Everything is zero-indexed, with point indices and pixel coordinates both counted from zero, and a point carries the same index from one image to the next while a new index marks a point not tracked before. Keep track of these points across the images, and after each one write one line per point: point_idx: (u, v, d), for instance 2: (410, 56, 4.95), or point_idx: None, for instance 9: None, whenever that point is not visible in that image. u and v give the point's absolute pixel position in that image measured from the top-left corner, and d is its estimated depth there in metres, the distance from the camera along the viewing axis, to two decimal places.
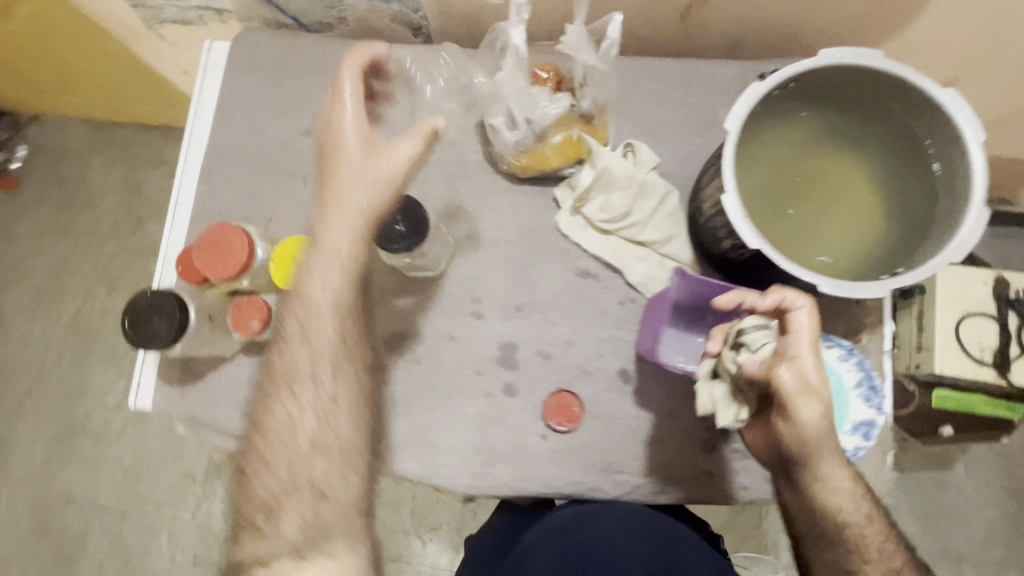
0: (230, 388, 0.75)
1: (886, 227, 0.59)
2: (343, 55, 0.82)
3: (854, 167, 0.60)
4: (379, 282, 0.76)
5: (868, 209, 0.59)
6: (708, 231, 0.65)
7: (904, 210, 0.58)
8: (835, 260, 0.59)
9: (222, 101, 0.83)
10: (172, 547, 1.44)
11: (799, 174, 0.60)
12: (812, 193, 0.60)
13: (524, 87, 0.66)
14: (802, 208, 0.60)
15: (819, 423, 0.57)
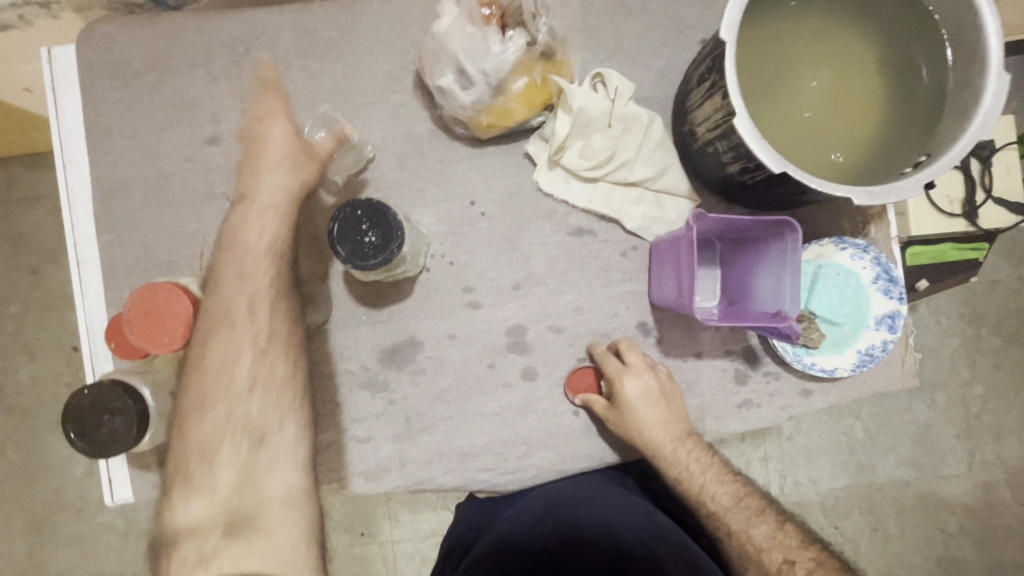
0: None
1: (896, 111, 0.54)
2: (226, 34, 0.66)
3: (853, 53, 0.54)
4: (354, 296, 0.66)
5: (875, 99, 0.54)
6: (706, 156, 0.59)
7: (914, 91, 0.54)
8: (849, 162, 0.54)
9: (95, 125, 0.66)
10: None
11: (799, 69, 0.54)
12: (816, 94, 0.54)
13: (468, 32, 0.56)
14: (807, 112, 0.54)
15: (658, 429, 0.63)
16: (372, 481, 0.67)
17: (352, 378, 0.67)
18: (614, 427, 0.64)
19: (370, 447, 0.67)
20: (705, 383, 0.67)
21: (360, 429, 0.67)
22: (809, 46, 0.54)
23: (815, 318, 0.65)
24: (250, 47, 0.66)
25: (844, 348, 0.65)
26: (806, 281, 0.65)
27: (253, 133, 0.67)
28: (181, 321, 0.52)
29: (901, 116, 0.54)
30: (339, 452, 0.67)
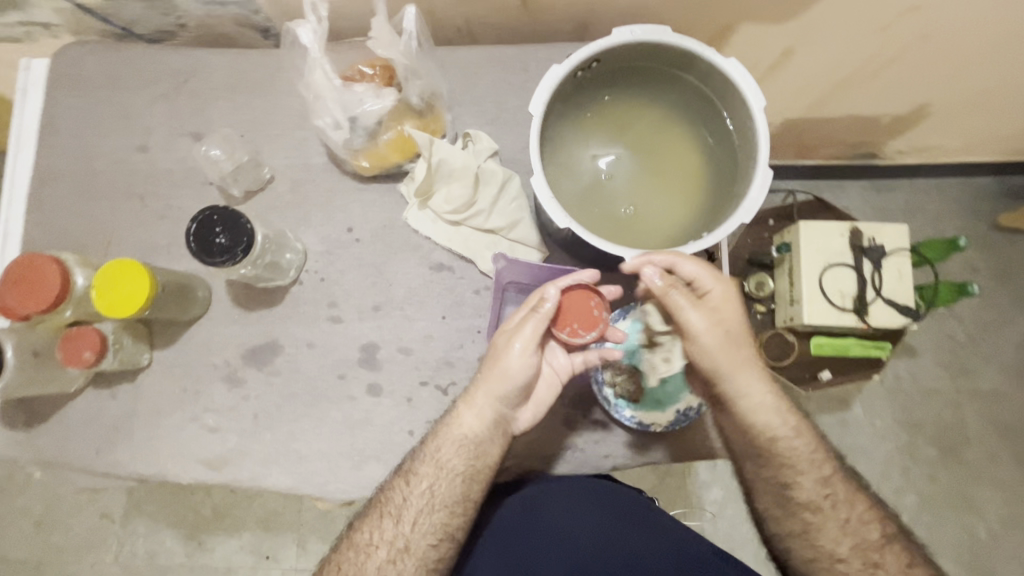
0: (84, 424, 0.72)
1: (689, 193, 0.64)
2: (172, 64, 0.78)
3: (662, 140, 0.65)
4: (231, 297, 0.74)
5: (677, 178, 0.64)
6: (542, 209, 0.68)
7: (707, 178, 0.64)
8: (648, 229, 0.63)
9: (49, 124, 0.78)
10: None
11: (609, 146, 0.64)
12: (618, 167, 0.64)
13: (340, 88, 0.65)
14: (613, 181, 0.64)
15: (716, 332, 0.64)
16: (213, 470, 0.71)
17: (214, 370, 0.73)
18: (699, 342, 0.64)
19: (218, 437, 0.72)
20: (535, 423, 0.71)
21: (211, 419, 0.72)
22: (616, 130, 0.65)
23: (639, 374, 0.72)
24: (188, 76, 0.78)
25: (664, 405, 0.71)
26: (637, 338, 0.71)
27: (175, 146, 0.77)
28: (48, 286, 0.61)
29: (692, 197, 0.64)
30: (188, 438, 0.72)
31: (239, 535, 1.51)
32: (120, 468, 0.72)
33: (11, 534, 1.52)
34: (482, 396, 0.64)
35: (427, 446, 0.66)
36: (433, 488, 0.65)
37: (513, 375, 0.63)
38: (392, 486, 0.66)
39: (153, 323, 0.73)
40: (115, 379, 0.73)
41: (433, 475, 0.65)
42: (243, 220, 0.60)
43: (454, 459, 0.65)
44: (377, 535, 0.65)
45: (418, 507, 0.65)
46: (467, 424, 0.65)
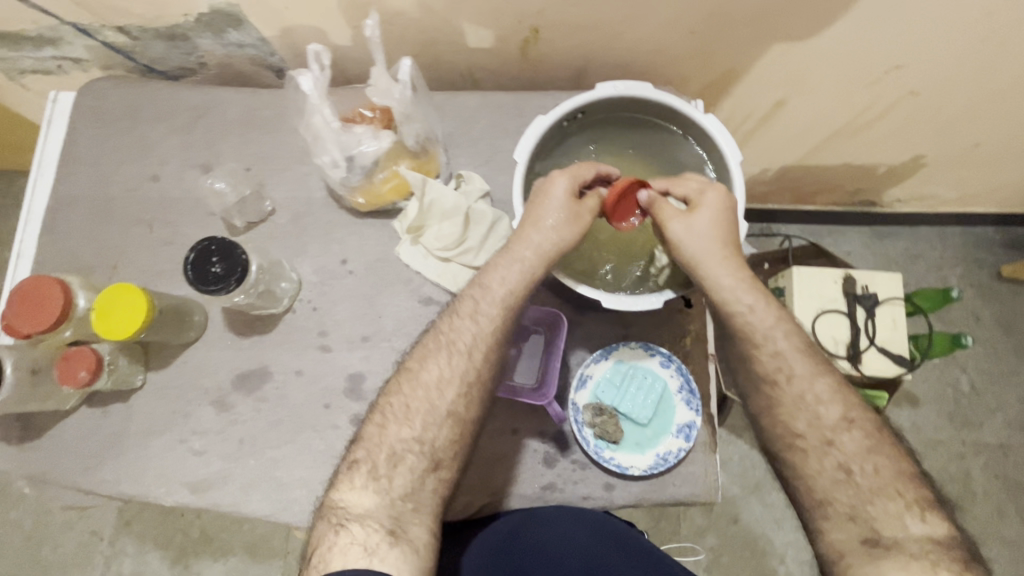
0: (73, 442, 0.74)
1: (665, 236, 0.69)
2: (188, 100, 0.83)
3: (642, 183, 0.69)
4: (226, 323, 0.76)
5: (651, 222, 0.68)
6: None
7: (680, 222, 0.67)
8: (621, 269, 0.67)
9: (69, 152, 0.83)
10: None
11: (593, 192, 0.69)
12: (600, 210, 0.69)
13: (338, 129, 0.69)
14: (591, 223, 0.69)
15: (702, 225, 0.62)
16: (195, 493, 0.72)
17: (204, 394, 0.75)
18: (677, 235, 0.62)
19: (203, 461, 0.73)
20: (515, 461, 0.72)
21: (197, 442, 0.73)
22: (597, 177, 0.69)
23: (619, 415, 0.72)
24: (202, 112, 0.83)
25: (643, 448, 0.71)
26: (617, 379, 0.73)
27: (185, 177, 0.81)
28: (50, 307, 0.63)
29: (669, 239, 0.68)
30: (173, 460, 0.73)
31: (224, 561, 1.50)
32: (105, 487, 0.73)
33: (1, 548, 1.53)
34: (536, 231, 0.62)
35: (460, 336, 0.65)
36: (458, 374, 0.64)
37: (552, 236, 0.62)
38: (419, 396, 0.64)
39: (150, 345, 0.76)
40: (108, 398, 0.75)
41: (460, 348, 0.64)
42: (239, 251, 0.63)
43: (484, 336, 0.64)
44: (406, 430, 0.63)
45: (449, 391, 0.63)
46: (495, 292, 0.64)
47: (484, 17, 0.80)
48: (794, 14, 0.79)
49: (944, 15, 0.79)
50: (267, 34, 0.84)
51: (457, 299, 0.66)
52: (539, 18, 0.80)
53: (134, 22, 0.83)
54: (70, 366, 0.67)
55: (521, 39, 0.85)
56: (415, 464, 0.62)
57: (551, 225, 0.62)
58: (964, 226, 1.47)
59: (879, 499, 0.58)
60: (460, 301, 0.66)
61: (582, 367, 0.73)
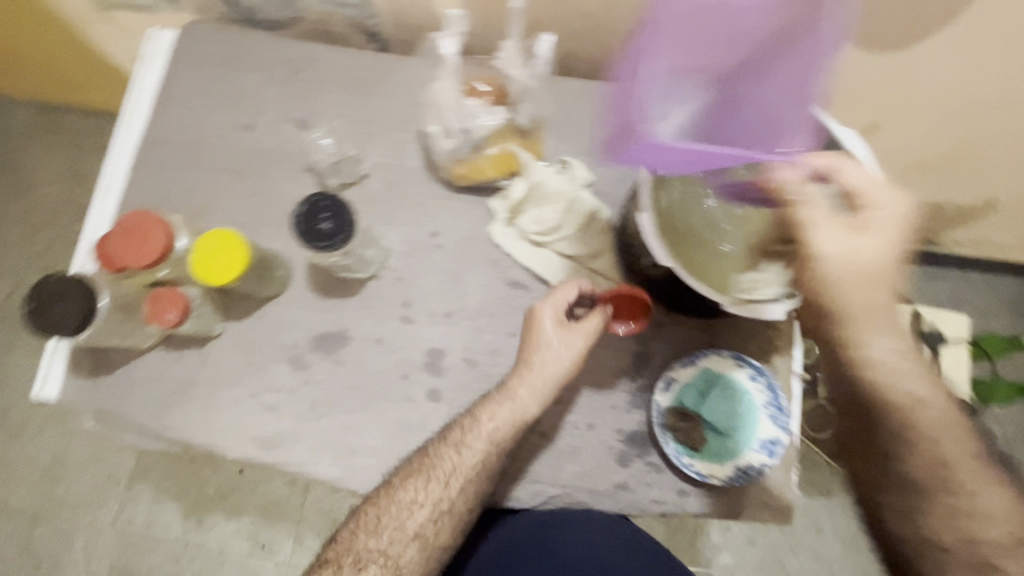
0: (144, 382, 0.73)
1: (779, 252, 0.65)
2: (289, 53, 0.82)
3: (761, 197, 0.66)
4: (309, 282, 0.75)
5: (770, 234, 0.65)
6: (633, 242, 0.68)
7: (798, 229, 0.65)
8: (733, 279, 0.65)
9: (162, 90, 0.82)
10: (88, 550, 1.50)
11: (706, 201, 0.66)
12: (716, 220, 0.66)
13: (457, 101, 0.69)
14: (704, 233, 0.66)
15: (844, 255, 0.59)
16: (261, 449, 0.71)
17: (281, 351, 0.74)
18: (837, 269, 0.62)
19: (274, 417, 0.72)
20: (590, 455, 0.71)
21: (270, 398, 0.73)
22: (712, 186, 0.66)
23: (703, 423, 0.71)
24: (302, 66, 0.81)
25: (724, 458, 0.70)
26: (703, 386, 0.71)
27: (279, 129, 0.80)
28: (153, 244, 0.62)
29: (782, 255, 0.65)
30: (244, 414, 0.72)
31: (237, 519, 1.50)
32: (172, 432, 0.72)
33: (17, 481, 1.52)
34: (533, 373, 0.69)
35: (476, 419, 0.68)
36: (471, 458, 0.67)
37: (536, 373, 0.68)
38: (438, 451, 0.68)
39: (230, 295, 0.74)
40: (183, 343, 0.74)
41: (434, 470, 0.68)
42: (349, 210, 0.62)
43: (465, 468, 0.68)
44: (424, 490, 0.68)
45: (428, 505, 0.68)
46: (482, 426, 0.68)
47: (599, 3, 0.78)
48: None
49: None
50: None
51: (449, 426, 0.70)
52: (652, 10, 0.78)
53: None
54: (158, 304, 0.66)
55: (628, 32, 0.83)
56: (432, 513, 0.68)
57: (548, 361, 0.68)
58: None
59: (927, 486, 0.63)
60: (452, 427, 0.69)
61: (668, 369, 0.71)
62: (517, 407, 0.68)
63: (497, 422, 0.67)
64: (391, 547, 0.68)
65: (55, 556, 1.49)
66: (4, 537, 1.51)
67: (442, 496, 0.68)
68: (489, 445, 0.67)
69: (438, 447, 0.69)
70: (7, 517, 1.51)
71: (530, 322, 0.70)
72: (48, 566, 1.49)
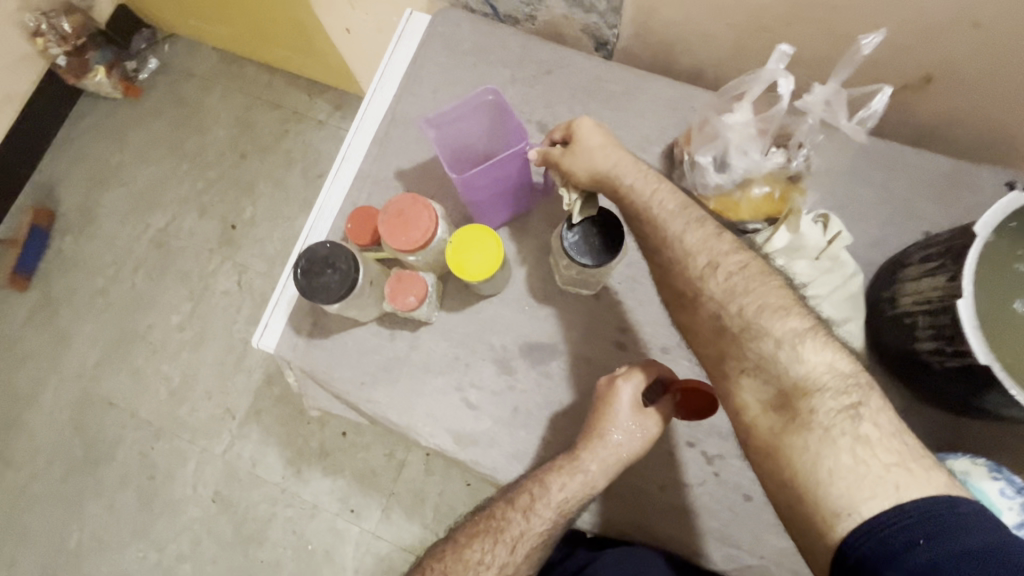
0: (354, 352, 0.75)
1: None
2: (539, 55, 0.82)
3: None
4: (528, 287, 0.74)
5: None
6: (918, 328, 0.60)
7: None
8: None
9: (410, 71, 0.84)
10: (196, 476, 1.40)
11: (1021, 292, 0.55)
12: None
13: (747, 136, 0.65)
14: (1019, 328, 0.54)
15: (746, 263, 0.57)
16: (457, 444, 0.72)
17: (490, 351, 0.73)
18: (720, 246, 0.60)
19: (474, 415, 0.72)
20: None
21: (473, 395, 0.72)
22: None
23: None
24: (551, 71, 0.81)
25: None
26: None
27: None
28: (421, 229, 0.63)
29: None
30: (444, 405, 0.73)
31: (333, 479, 1.38)
32: (373, 407, 0.74)
33: (145, 395, 1.45)
34: (604, 449, 0.63)
35: (547, 488, 0.63)
36: (544, 520, 0.62)
37: (614, 450, 0.63)
38: (506, 512, 0.63)
39: (450, 286, 0.75)
40: (397, 323, 0.75)
41: (504, 527, 0.63)
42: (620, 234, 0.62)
43: (534, 532, 0.62)
44: (494, 551, 0.62)
45: (493, 573, 0.61)
46: (551, 495, 0.63)
47: (882, 50, 0.68)
48: None
49: None
50: None
51: (515, 488, 0.65)
52: (944, 65, 0.67)
53: None
54: (402, 288, 0.67)
55: (901, 86, 0.72)
56: None
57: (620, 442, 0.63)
58: None
59: None
60: (519, 492, 0.64)
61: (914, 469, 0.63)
62: (589, 479, 0.63)
63: (569, 489, 0.63)
64: None
65: (151, 479, 1.40)
66: (127, 445, 1.42)
67: (507, 556, 0.62)
68: (558, 512, 0.63)
69: (503, 505, 0.64)
70: (133, 426, 1.43)
71: (603, 401, 0.64)
72: (148, 493, 1.40)
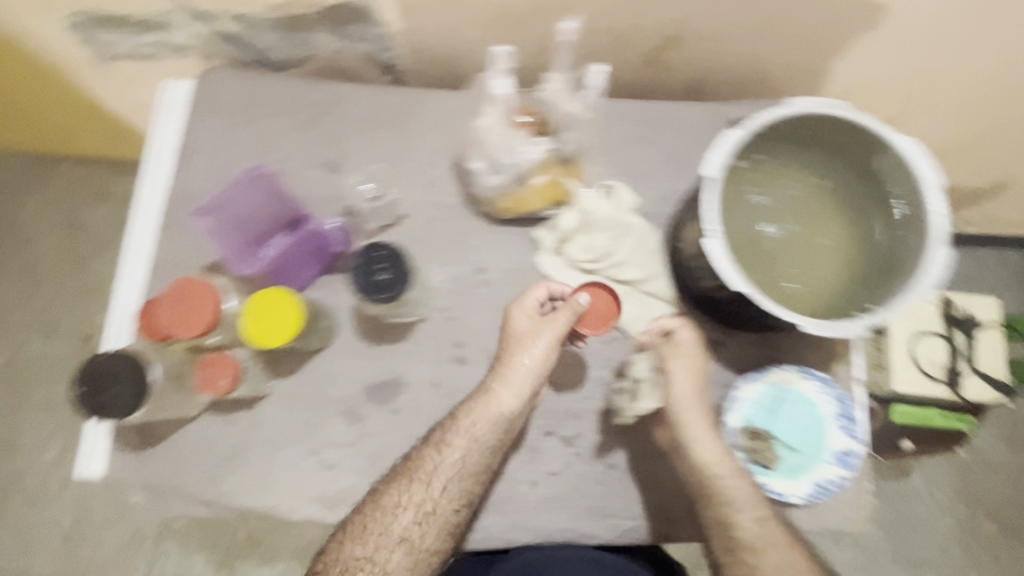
0: (194, 450, 0.70)
1: (842, 267, 0.64)
2: (313, 94, 0.80)
3: (818, 214, 0.65)
4: (356, 330, 0.73)
5: (829, 251, 0.64)
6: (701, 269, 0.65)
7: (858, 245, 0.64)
8: (800, 296, 0.63)
9: (183, 142, 0.80)
10: None
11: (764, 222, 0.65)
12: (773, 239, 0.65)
13: (501, 131, 0.67)
14: (766, 253, 0.64)
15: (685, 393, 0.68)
16: (325, 508, 0.69)
17: (335, 405, 0.71)
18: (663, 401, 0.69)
19: (335, 475, 0.70)
20: (663, 485, 0.69)
21: (328, 455, 0.70)
22: (768, 205, 0.65)
23: (774, 439, 0.70)
24: (328, 107, 0.79)
25: (800, 474, 0.68)
26: (771, 403, 0.70)
27: (309, 175, 0.78)
28: (204, 311, 0.60)
29: (845, 270, 0.64)
30: (302, 473, 0.70)
31: (271, 567, 1.26)
32: (229, 499, 0.69)
33: (34, 549, 1.26)
34: (517, 371, 0.67)
35: (457, 420, 0.67)
36: (456, 462, 0.66)
37: (515, 374, 0.67)
38: (420, 456, 0.67)
39: (277, 352, 0.72)
40: (231, 406, 0.71)
41: (424, 473, 0.66)
42: (405, 259, 0.60)
43: (446, 471, 0.66)
44: (411, 497, 0.66)
45: (404, 517, 0.65)
46: (461, 431, 0.66)
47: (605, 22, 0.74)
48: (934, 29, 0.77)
49: None
50: (396, 29, 0.83)
51: (434, 431, 0.68)
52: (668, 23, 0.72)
53: (253, 11, 0.82)
54: (210, 372, 0.63)
55: (651, 48, 0.82)
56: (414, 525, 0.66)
57: (523, 363, 0.67)
58: None
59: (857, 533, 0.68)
60: (433, 429, 0.68)
61: (735, 388, 0.70)
62: (498, 413, 0.66)
63: (473, 433, 0.66)
64: (376, 555, 0.65)
65: None
66: None
67: (428, 499, 0.66)
68: (473, 450, 0.66)
69: (422, 450, 0.67)
70: None
71: (506, 329, 0.69)
72: None
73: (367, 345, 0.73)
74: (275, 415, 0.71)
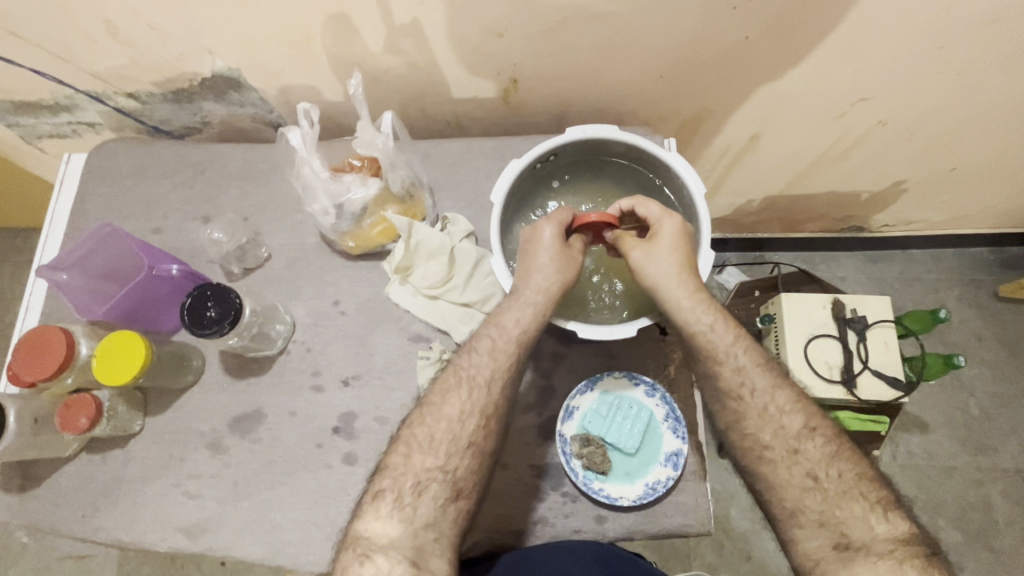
0: (72, 489, 0.76)
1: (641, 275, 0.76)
2: (192, 156, 0.89)
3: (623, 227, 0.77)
4: (222, 367, 0.79)
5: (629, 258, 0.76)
6: None
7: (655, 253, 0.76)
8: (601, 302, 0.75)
9: (77, 209, 0.88)
10: None
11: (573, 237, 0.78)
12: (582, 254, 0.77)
13: (327, 179, 0.74)
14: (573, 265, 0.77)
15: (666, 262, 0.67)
16: (189, 537, 0.73)
17: (200, 438, 0.76)
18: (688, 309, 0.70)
19: (198, 505, 0.74)
20: (507, 497, 0.71)
21: (192, 486, 0.74)
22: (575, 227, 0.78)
23: (607, 446, 0.73)
24: (204, 167, 0.88)
25: (633, 477, 0.72)
26: (604, 409, 0.74)
27: (186, 229, 0.86)
28: (54, 354, 0.67)
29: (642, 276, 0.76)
30: (169, 504, 0.74)
31: None
32: (102, 534, 0.74)
33: None
34: (527, 289, 0.68)
35: (503, 324, 0.68)
36: (500, 361, 0.67)
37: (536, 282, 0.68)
38: (474, 359, 0.68)
39: (150, 392, 0.78)
40: (107, 445, 0.77)
41: (480, 376, 0.67)
42: (232, 296, 0.66)
43: (502, 369, 0.67)
44: (461, 406, 0.66)
45: (470, 422, 0.66)
46: (510, 330, 0.68)
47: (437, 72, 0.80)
48: (747, 47, 0.80)
49: (914, 38, 0.78)
50: (266, 93, 0.91)
51: (474, 337, 0.70)
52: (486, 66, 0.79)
53: (143, 88, 0.91)
54: (71, 412, 0.69)
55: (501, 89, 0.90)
56: (474, 430, 0.66)
57: (542, 276, 0.68)
58: (961, 246, 1.44)
59: (847, 504, 0.61)
60: (479, 337, 0.69)
61: (568, 399, 0.74)
62: (534, 308, 0.68)
63: (515, 329, 0.68)
64: (448, 463, 0.65)
65: None
66: None
67: (484, 399, 0.66)
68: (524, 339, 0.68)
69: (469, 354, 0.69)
70: None
71: (530, 243, 0.70)
72: None
73: (231, 380, 0.78)
74: (146, 450, 0.76)
